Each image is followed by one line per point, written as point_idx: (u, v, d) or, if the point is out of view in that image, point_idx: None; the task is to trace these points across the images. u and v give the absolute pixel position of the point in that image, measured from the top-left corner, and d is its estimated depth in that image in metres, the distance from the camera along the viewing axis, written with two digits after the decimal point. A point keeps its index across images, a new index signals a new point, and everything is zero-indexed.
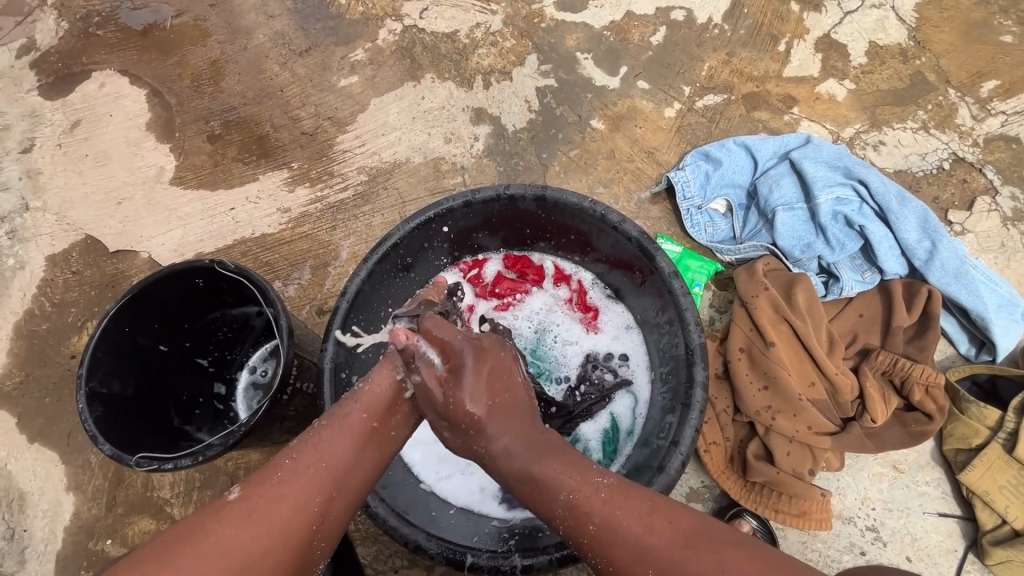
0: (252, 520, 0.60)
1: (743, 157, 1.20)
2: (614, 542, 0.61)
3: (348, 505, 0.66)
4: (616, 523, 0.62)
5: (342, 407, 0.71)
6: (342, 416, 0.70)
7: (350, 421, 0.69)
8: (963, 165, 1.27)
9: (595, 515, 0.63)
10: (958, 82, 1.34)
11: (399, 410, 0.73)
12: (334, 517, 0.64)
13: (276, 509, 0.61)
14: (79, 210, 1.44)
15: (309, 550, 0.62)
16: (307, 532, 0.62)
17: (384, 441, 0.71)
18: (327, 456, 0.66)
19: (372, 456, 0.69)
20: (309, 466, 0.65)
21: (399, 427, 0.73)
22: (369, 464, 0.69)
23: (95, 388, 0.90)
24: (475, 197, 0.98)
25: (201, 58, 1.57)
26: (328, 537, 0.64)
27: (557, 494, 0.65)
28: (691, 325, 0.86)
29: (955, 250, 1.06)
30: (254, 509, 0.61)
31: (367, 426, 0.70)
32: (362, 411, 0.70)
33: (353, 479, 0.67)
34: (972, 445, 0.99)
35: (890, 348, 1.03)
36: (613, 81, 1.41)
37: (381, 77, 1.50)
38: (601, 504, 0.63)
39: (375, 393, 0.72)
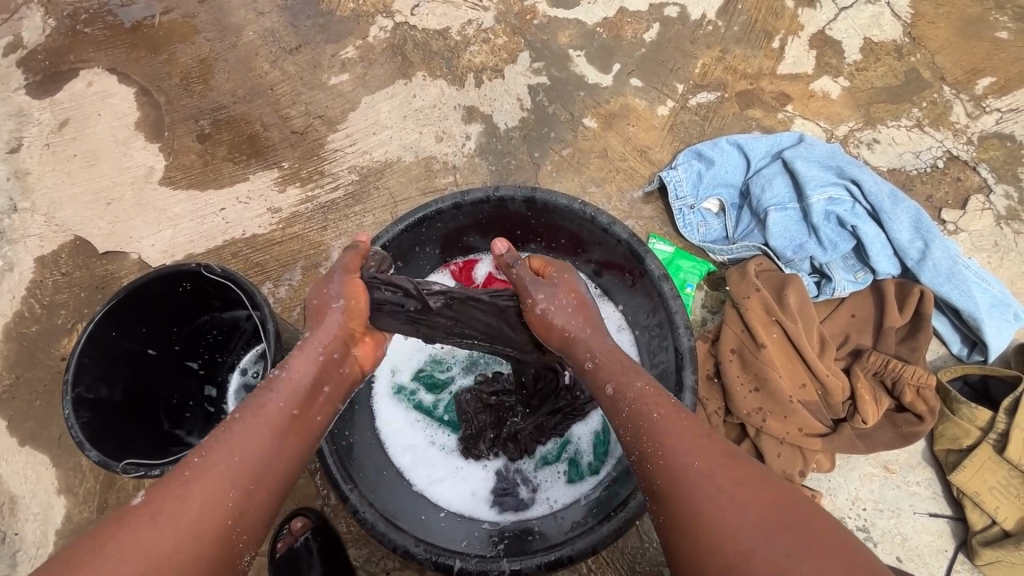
0: (156, 523, 0.58)
1: (736, 156, 1.19)
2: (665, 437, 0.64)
3: (271, 492, 0.64)
4: (673, 425, 0.64)
5: (257, 399, 0.69)
6: (258, 407, 0.68)
7: (263, 411, 0.68)
8: (957, 163, 1.26)
9: (662, 409, 0.66)
10: (953, 79, 1.33)
11: (317, 397, 0.72)
12: (254, 506, 0.63)
13: (184, 507, 0.60)
14: (68, 211, 1.43)
15: (229, 542, 0.60)
16: (223, 528, 0.60)
17: (305, 428, 0.70)
18: (241, 447, 0.64)
19: (292, 445, 0.68)
20: (219, 461, 0.63)
21: (320, 414, 0.72)
22: (289, 451, 0.68)
23: (82, 394, 0.89)
24: (464, 199, 0.97)
25: (190, 56, 1.55)
26: (249, 527, 0.62)
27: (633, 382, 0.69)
28: (681, 329, 0.85)
29: (948, 250, 1.05)
30: (161, 511, 0.59)
31: (285, 416, 0.68)
32: (278, 401, 0.69)
33: (272, 469, 0.65)
34: (963, 445, 0.99)
35: (881, 349, 1.03)
36: (605, 78, 1.40)
37: (372, 74, 1.48)
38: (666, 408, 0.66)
39: (289, 383, 0.70)
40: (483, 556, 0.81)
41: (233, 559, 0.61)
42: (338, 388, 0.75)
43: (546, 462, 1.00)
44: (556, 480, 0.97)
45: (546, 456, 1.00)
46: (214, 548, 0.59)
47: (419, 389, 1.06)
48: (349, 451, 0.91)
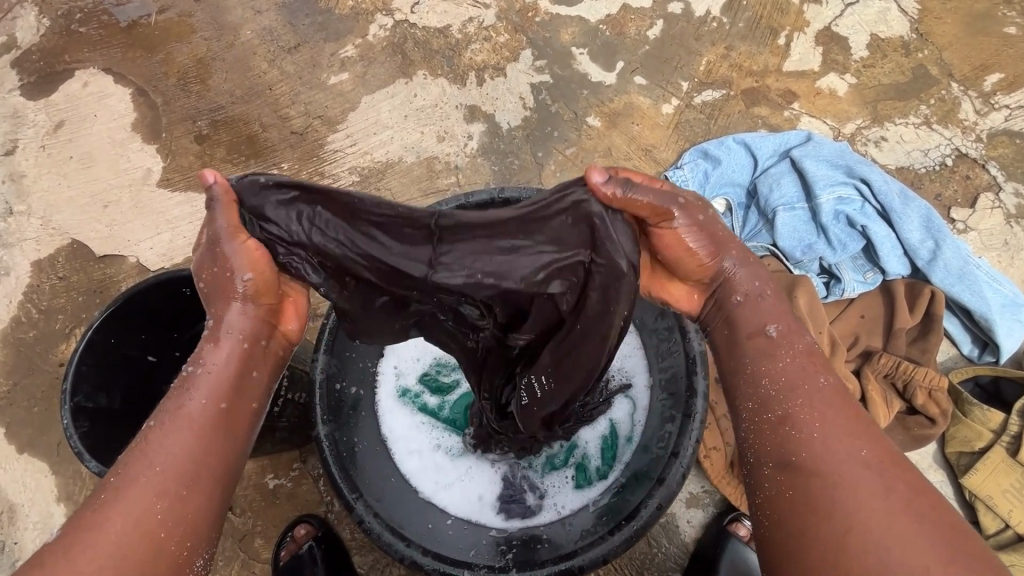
0: (79, 551, 0.55)
1: (742, 155, 1.18)
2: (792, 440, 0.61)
3: (207, 494, 0.61)
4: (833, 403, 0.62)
5: (175, 401, 0.63)
6: (177, 409, 0.63)
7: (183, 412, 0.62)
8: (966, 161, 1.24)
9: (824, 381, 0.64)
10: (961, 75, 1.32)
11: (248, 382, 0.66)
12: (188, 512, 0.59)
13: (109, 528, 0.56)
14: (65, 214, 1.41)
15: (170, 551, 0.58)
16: (155, 541, 0.57)
17: (235, 420, 0.64)
18: (162, 455, 0.60)
19: (219, 441, 0.63)
20: (136, 478, 0.59)
21: (253, 401, 0.67)
22: (221, 446, 0.63)
23: (80, 403, 0.87)
24: (468, 200, 0.95)
25: (187, 55, 1.53)
26: (188, 532, 0.59)
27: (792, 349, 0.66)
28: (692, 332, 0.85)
29: (959, 250, 1.04)
30: (84, 538, 0.56)
31: (210, 412, 0.63)
32: (199, 398, 0.63)
33: (200, 472, 0.61)
34: (975, 448, 0.97)
35: (892, 351, 1.02)
36: (609, 76, 1.38)
37: (372, 73, 1.46)
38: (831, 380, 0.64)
39: (208, 378, 0.64)
40: (492, 567, 0.80)
41: (181, 566, 0.58)
42: (270, 373, 0.69)
43: (554, 464, 0.99)
44: (563, 486, 0.96)
45: (554, 458, 0.99)
46: (152, 559, 0.57)
47: (425, 392, 1.04)
48: (352, 459, 0.89)
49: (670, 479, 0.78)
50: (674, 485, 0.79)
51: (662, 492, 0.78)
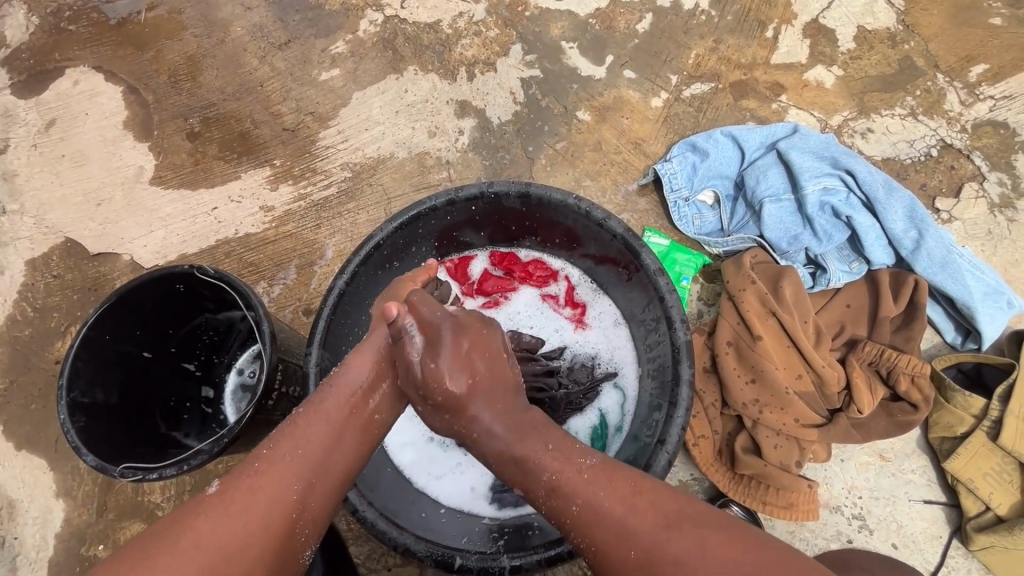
0: (228, 510, 0.59)
1: (730, 147, 1.19)
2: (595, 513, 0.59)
3: (330, 490, 0.65)
4: (598, 505, 0.60)
5: (319, 394, 0.70)
6: (320, 402, 0.69)
7: (324, 405, 0.69)
8: (951, 151, 1.26)
9: (579, 497, 0.61)
10: (947, 67, 1.33)
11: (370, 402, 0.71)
12: (315, 502, 0.63)
13: (255, 498, 0.60)
14: (58, 213, 1.42)
15: (293, 534, 0.61)
16: (287, 521, 0.61)
17: (364, 426, 0.69)
18: (304, 443, 0.65)
19: (346, 446, 0.67)
20: (283, 457, 0.64)
21: (381, 412, 0.72)
22: (348, 448, 0.67)
23: (77, 399, 0.89)
24: (458, 195, 0.96)
25: (177, 53, 1.53)
26: (312, 524, 0.63)
27: (540, 475, 0.64)
28: (677, 323, 0.85)
29: (941, 239, 1.05)
30: (234, 500, 0.60)
31: (344, 411, 0.69)
32: (337, 398, 0.69)
33: (327, 469, 0.65)
34: (957, 433, 0.99)
35: (877, 339, 1.03)
36: (599, 70, 1.39)
37: (363, 69, 1.47)
38: (584, 485, 0.62)
39: (345, 380, 0.71)
40: (483, 553, 0.81)
41: (298, 548, 0.62)
42: (400, 394, 0.74)
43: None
44: None
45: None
46: (278, 538, 0.60)
47: None
48: None
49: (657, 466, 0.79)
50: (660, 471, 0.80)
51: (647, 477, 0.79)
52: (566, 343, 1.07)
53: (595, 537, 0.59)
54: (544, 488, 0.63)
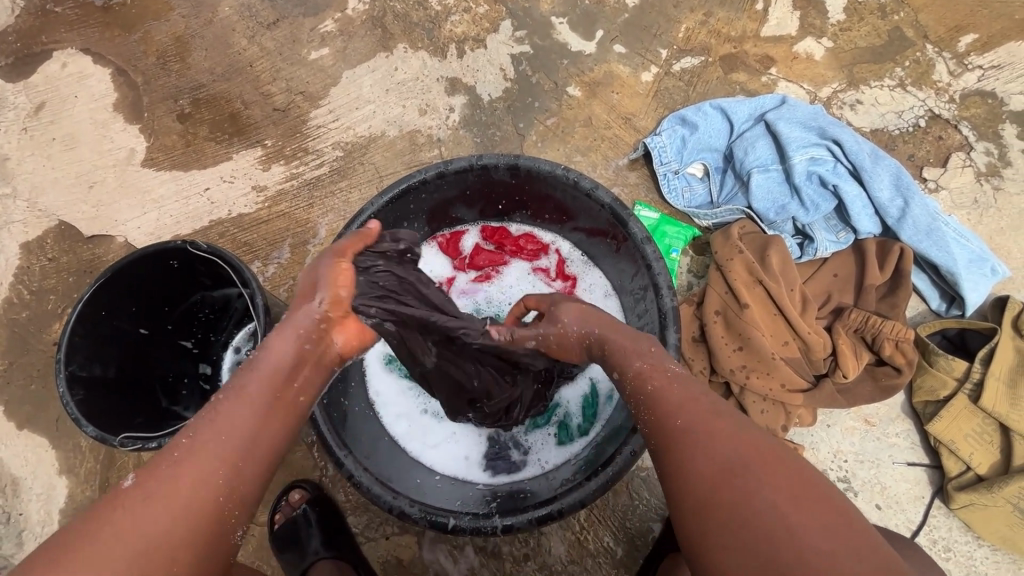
0: (151, 503, 0.53)
1: (719, 120, 1.19)
2: (667, 402, 0.64)
3: (258, 476, 0.60)
4: (671, 393, 0.65)
5: (238, 379, 0.63)
6: (240, 386, 0.63)
7: (245, 388, 0.63)
8: (939, 122, 1.27)
9: (657, 382, 0.67)
10: (936, 37, 1.33)
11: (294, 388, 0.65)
12: (242, 487, 0.58)
13: (175, 489, 0.55)
14: (51, 196, 1.42)
15: (225, 523, 0.57)
16: (215, 508, 0.56)
17: (289, 405, 0.65)
18: (223, 431, 0.59)
19: (271, 431, 0.62)
20: (203, 442, 0.58)
21: (304, 394, 0.67)
22: (274, 432, 0.62)
23: (75, 372, 0.90)
24: (447, 168, 0.97)
25: (166, 34, 1.52)
26: (243, 509, 0.58)
27: (630, 360, 0.71)
28: (663, 290, 0.86)
29: (927, 207, 1.06)
30: (151, 491, 0.54)
31: (270, 396, 0.63)
32: (257, 381, 0.63)
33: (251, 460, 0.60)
34: (940, 396, 1.01)
35: (863, 306, 1.05)
36: (589, 46, 1.38)
37: (353, 47, 1.46)
38: (663, 378, 0.67)
39: (262, 367, 0.64)
40: (476, 514, 0.84)
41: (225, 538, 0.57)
42: (319, 372, 0.69)
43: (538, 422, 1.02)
44: (546, 442, 1.00)
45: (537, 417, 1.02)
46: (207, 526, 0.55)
47: None
48: (342, 421, 0.93)
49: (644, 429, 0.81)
50: None
51: (635, 438, 0.81)
52: None
53: (659, 415, 0.64)
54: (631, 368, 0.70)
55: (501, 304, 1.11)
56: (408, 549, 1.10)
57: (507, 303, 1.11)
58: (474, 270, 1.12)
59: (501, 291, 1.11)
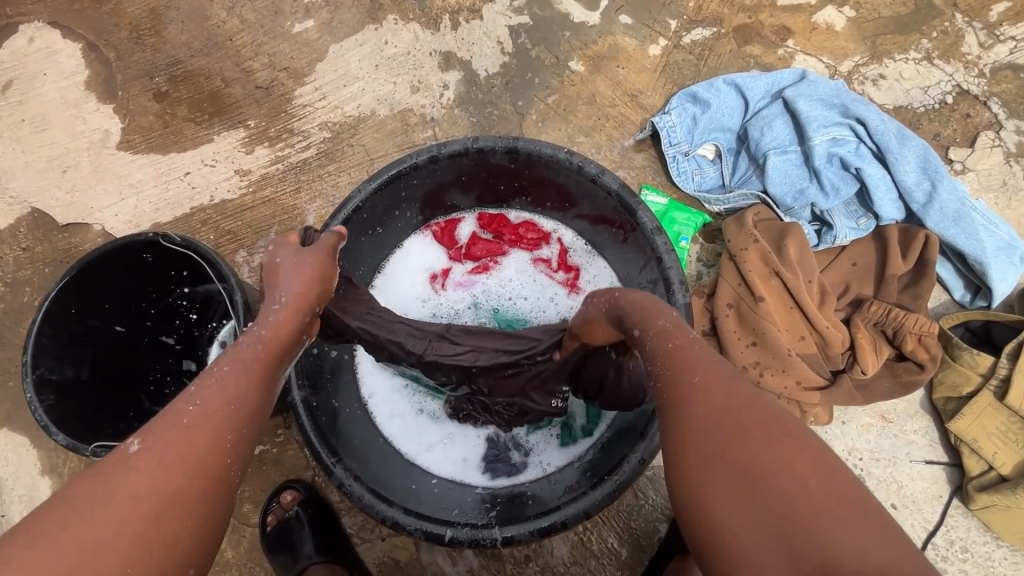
0: (153, 482, 0.45)
1: (733, 97, 1.11)
2: (691, 362, 0.54)
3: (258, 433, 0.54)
4: (695, 351, 0.56)
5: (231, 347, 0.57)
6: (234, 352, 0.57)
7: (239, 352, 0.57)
8: (967, 98, 1.18)
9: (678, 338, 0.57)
10: (967, 6, 1.24)
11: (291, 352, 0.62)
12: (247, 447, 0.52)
13: (175, 462, 0.47)
14: (22, 182, 1.34)
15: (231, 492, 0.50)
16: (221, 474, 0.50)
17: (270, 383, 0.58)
18: (218, 399, 0.52)
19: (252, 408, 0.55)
20: (208, 413, 0.51)
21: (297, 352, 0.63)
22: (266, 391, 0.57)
23: (44, 375, 0.85)
24: (441, 152, 0.90)
25: (139, 5, 1.42)
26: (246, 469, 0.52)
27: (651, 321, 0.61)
28: (675, 286, 0.80)
29: (955, 191, 0.99)
30: (147, 469, 0.46)
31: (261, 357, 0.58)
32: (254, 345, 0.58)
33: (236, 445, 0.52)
34: (963, 393, 0.96)
35: (884, 298, 0.99)
36: (592, 16, 1.29)
37: (340, 19, 1.36)
38: (682, 337, 0.58)
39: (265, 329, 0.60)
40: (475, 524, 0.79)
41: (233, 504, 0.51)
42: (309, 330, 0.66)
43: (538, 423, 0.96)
44: (549, 443, 0.95)
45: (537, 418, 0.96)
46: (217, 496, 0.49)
47: None
48: (331, 426, 0.87)
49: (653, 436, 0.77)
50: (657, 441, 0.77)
51: (643, 446, 0.77)
52: (559, 310, 1.02)
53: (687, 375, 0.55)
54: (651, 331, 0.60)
55: (501, 297, 1.04)
56: (405, 550, 1.06)
57: (507, 296, 1.04)
58: (470, 261, 1.06)
59: (500, 283, 1.05)
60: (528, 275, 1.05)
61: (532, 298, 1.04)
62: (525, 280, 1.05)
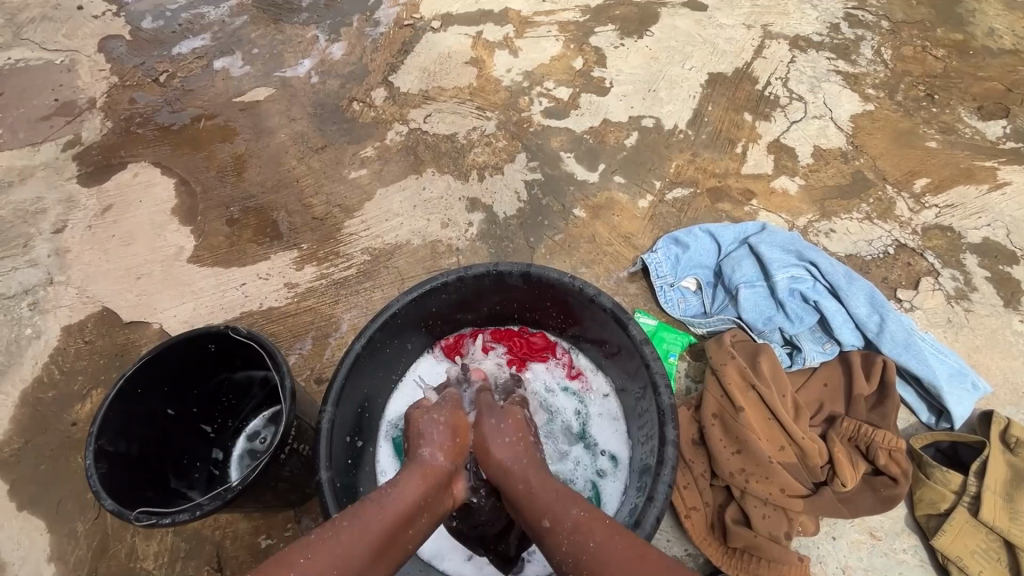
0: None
1: (708, 242, 1.35)
2: (606, 557, 0.69)
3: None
4: (611, 552, 0.70)
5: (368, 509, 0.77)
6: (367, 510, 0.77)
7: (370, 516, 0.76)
8: (906, 250, 1.42)
9: (598, 534, 0.72)
10: (894, 179, 1.54)
11: (406, 533, 0.79)
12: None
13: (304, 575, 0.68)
14: (99, 285, 1.55)
15: None
16: None
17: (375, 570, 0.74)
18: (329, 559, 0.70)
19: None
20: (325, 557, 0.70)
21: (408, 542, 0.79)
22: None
23: (103, 446, 0.92)
24: (467, 273, 1.08)
25: (228, 153, 1.78)
26: None
27: (568, 512, 0.77)
28: (661, 388, 0.93)
29: (902, 323, 1.17)
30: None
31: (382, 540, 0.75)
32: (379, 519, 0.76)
33: (414, 523, 0.80)
34: (942, 509, 1.02)
35: (854, 415, 1.10)
36: (592, 176, 1.60)
37: (388, 170, 1.69)
38: (601, 528, 0.73)
39: (424, 472, 0.86)
40: None
41: None
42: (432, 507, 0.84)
43: None
44: None
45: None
46: None
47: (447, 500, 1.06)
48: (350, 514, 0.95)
49: (645, 524, 0.82)
50: (648, 530, 0.82)
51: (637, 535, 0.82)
52: (575, 410, 1.14)
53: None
54: (571, 522, 0.76)
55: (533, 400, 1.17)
56: None
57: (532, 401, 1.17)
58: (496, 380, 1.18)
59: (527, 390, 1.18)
60: (543, 393, 1.17)
61: (554, 408, 1.15)
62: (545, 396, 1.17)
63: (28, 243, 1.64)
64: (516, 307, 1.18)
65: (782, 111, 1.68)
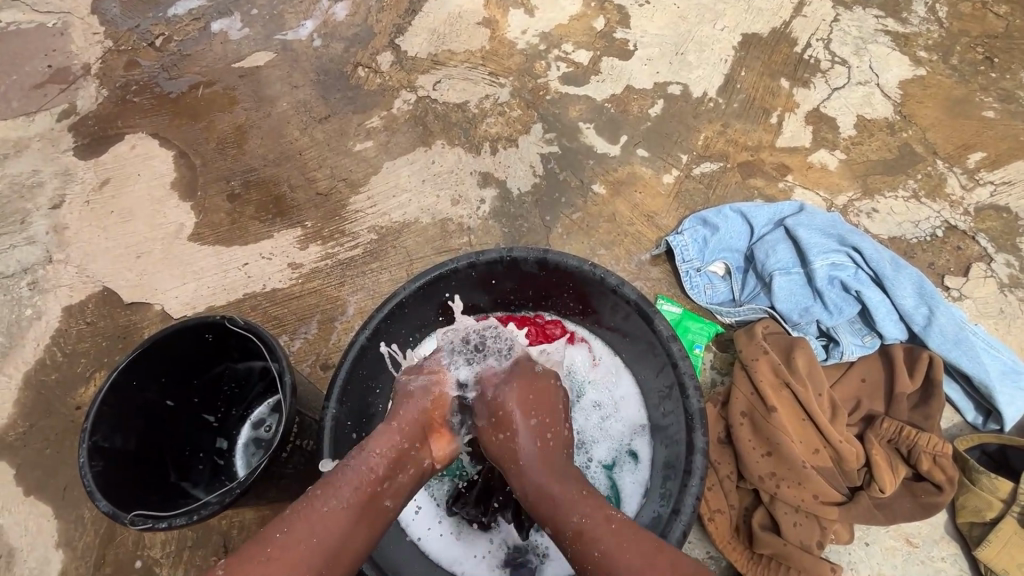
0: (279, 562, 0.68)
1: (740, 223, 1.24)
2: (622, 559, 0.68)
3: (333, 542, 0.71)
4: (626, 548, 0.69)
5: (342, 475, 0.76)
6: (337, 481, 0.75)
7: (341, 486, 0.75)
8: (956, 233, 1.30)
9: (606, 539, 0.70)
10: (945, 154, 1.41)
11: (383, 489, 0.77)
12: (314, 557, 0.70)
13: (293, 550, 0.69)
14: (99, 264, 1.50)
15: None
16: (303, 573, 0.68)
17: (366, 525, 0.75)
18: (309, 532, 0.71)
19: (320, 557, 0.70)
20: (305, 534, 0.70)
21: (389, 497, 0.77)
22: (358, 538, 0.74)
23: (97, 442, 0.89)
24: (479, 259, 1.00)
25: (227, 123, 1.69)
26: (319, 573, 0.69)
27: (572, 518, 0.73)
28: (690, 391, 0.85)
29: (953, 316, 1.07)
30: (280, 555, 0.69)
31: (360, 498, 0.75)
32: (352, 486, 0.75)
33: (391, 480, 0.77)
34: (987, 518, 0.95)
35: (895, 415, 1.02)
36: (613, 149, 1.49)
37: (395, 142, 1.59)
38: (612, 534, 0.70)
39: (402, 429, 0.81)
40: None
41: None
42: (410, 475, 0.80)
43: None
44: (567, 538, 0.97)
45: None
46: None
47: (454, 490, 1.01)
48: None
49: (670, 538, 0.78)
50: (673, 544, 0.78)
51: None
52: (598, 402, 1.07)
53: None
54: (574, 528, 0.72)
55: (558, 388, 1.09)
56: None
57: None
58: None
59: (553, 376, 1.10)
60: (573, 377, 1.09)
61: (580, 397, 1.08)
62: (570, 380, 1.09)
63: (25, 219, 1.58)
64: (531, 293, 1.09)
65: (824, 76, 1.53)
